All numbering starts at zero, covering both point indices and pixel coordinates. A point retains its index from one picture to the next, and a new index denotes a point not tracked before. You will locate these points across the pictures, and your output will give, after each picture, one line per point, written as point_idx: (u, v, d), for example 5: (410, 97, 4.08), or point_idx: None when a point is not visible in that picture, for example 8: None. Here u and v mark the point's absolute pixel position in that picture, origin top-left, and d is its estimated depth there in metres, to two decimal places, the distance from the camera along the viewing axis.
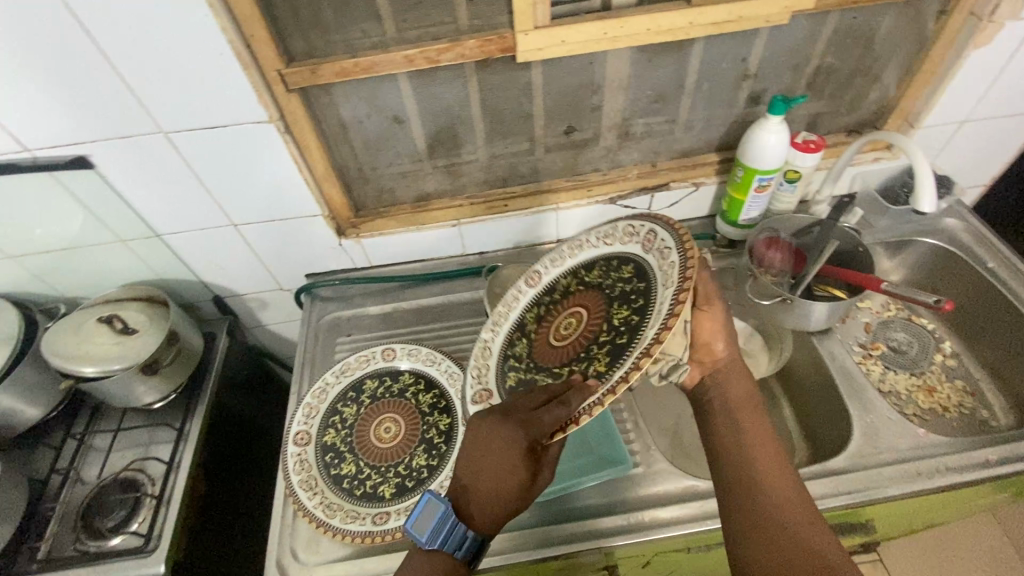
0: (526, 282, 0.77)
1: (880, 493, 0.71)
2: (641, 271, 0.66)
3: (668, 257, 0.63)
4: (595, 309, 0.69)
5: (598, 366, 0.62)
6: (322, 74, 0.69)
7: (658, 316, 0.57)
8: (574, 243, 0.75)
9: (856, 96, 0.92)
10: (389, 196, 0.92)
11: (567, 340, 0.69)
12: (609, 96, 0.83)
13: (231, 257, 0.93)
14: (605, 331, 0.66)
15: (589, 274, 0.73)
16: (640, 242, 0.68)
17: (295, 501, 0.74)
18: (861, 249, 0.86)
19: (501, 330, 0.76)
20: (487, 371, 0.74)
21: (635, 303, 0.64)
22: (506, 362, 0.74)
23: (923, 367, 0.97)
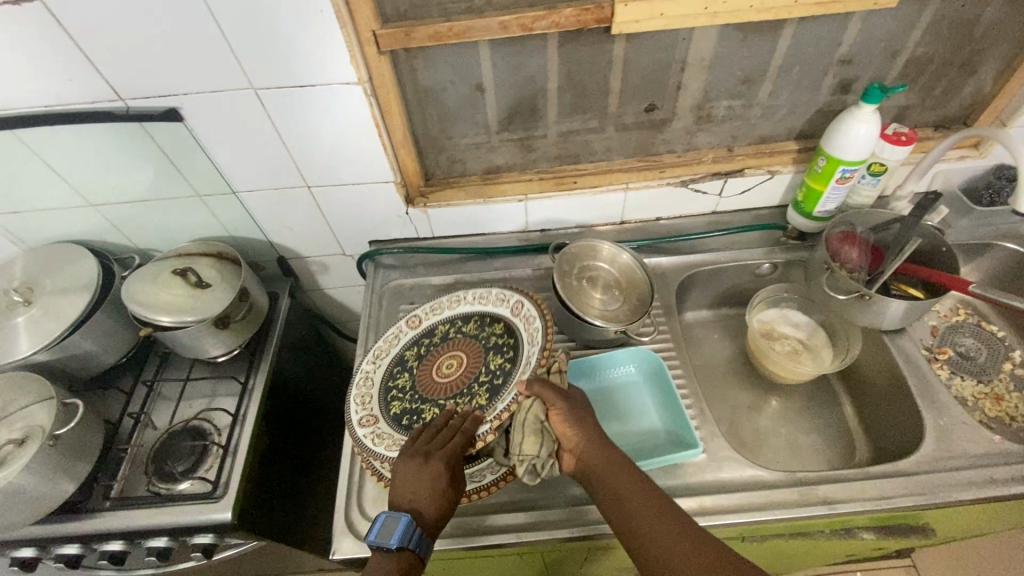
0: (408, 323, 0.86)
1: (953, 498, 0.70)
2: (511, 324, 0.79)
3: (533, 323, 0.75)
4: (472, 357, 0.78)
5: (478, 400, 0.72)
6: (414, 37, 0.69)
7: (527, 362, 0.71)
8: (453, 299, 0.85)
9: (949, 88, 0.89)
10: (460, 166, 0.91)
11: (446, 381, 0.77)
12: (695, 75, 0.81)
13: (300, 218, 0.94)
14: (481, 379, 0.75)
15: (466, 326, 0.83)
16: (510, 307, 0.80)
17: (369, 454, 0.73)
18: (944, 248, 0.83)
19: (382, 362, 0.83)
20: (371, 400, 0.79)
21: (507, 352, 0.76)
22: (388, 392, 0.79)
23: (992, 374, 0.94)
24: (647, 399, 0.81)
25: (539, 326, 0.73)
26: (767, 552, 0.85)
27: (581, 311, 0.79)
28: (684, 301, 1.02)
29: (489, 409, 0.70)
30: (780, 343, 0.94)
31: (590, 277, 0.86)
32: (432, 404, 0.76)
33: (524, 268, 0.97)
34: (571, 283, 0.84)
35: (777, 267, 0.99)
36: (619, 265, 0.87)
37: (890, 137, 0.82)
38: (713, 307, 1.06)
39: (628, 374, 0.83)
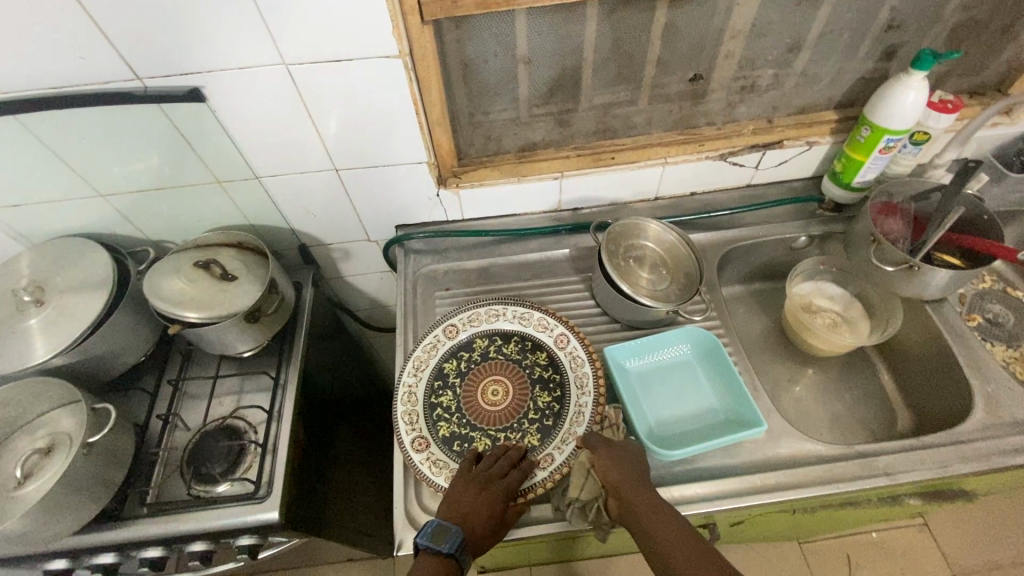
0: (445, 333, 0.83)
1: (1009, 462, 0.71)
2: (556, 357, 0.81)
3: (581, 366, 0.78)
4: (517, 383, 0.79)
5: (532, 439, 0.75)
6: (462, 5, 0.64)
7: (580, 412, 0.75)
8: (491, 310, 0.84)
9: (990, 52, 0.87)
10: (494, 145, 0.87)
11: (495, 405, 0.78)
12: (742, 42, 0.78)
13: (325, 203, 0.89)
14: (531, 410, 0.77)
15: (505, 346, 0.83)
16: (553, 337, 0.81)
17: (428, 482, 0.71)
18: (986, 217, 0.83)
19: (423, 376, 0.80)
20: (417, 418, 0.76)
21: (554, 389, 0.78)
22: (433, 410, 0.77)
23: (1022, 339, 0.95)
24: (701, 379, 0.81)
25: (588, 372, 0.77)
26: (813, 521, 0.87)
27: (632, 291, 0.78)
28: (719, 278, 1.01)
29: (545, 452, 0.73)
30: (819, 316, 0.94)
31: (636, 257, 0.84)
32: (481, 431, 0.76)
33: (559, 249, 0.95)
34: (619, 264, 0.83)
35: (813, 241, 0.98)
36: (663, 244, 0.85)
37: (935, 104, 0.81)
38: (746, 282, 1.05)
39: (680, 354, 0.83)
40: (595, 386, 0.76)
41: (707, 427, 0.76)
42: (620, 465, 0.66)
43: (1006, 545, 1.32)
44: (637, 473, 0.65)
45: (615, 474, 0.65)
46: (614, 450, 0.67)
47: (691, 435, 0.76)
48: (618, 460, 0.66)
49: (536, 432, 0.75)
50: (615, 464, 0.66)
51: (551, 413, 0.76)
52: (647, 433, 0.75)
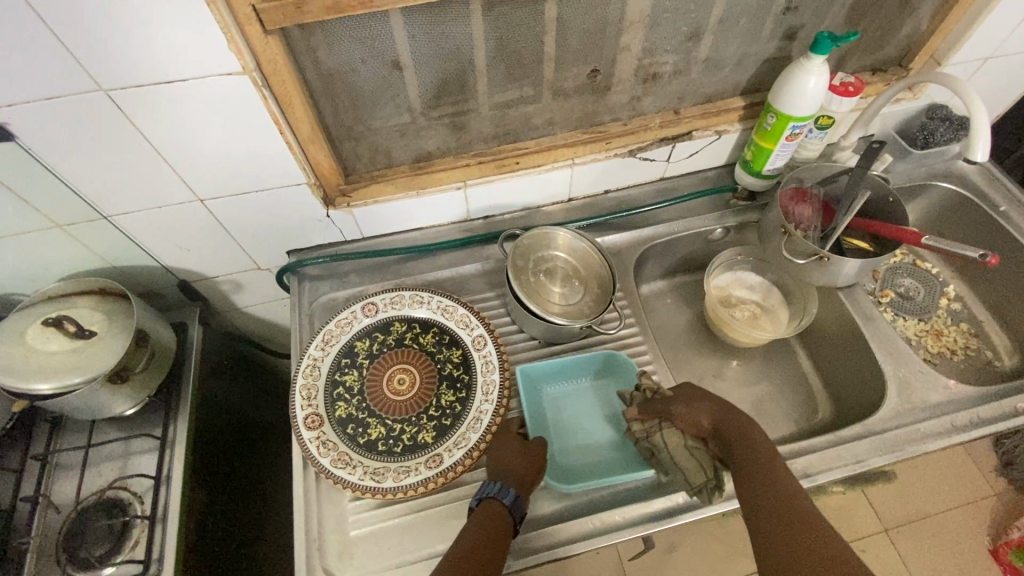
0: (362, 310, 0.79)
1: (920, 449, 0.71)
2: (469, 357, 0.77)
3: (490, 373, 0.75)
4: (428, 377, 0.76)
5: (426, 436, 0.72)
6: (308, 10, 0.54)
7: (477, 419, 0.72)
8: (415, 296, 0.80)
9: (888, 30, 0.85)
10: (384, 157, 0.79)
11: (399, 395, 0.74)
12: (638, 33, 0.73)
13: (197, 236, 0.78)
14: (434, 407, 0.74)
15: (422, 335, 0.79)
16: (471, 338, 0.78)
17: (312, 461, 0.68)
18: (891, 199, 0.82)
19: (332, 351, 0.76)
20: (316, 393, 0.73)
21: (460, 389, 0.75)
22: (335, 386, 0.74)
23: (931, 312, 0.97)
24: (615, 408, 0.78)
25: (495, 380, 0.74)
26: None
27: (541, 310, 0.73)
28: (639, 276, 0.97)
29: (432, 452, 0.70)
30: (739, 309, 0.92)
31: (547, 270, 0.79)
32: (378, 419, 0.72)
33: (470, 264, 0.88)
34: (529, 279, 0.77)
35: (730, 231, 0.96)
36: (574, 252, 0.81)
37: (837, 88, 0.79)
38: (668, 277, 1.01)
39: (598, 379, 0.81)
40: (499, 394, 0.73)
41: (609, 460, 0.74)
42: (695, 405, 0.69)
43: (929, 495, 1.39)
44: (745, 423, 0.66)
45: (705, 419, 0.68)
46: (694, 395, 0.70)
47: (593, 467, 0.74)
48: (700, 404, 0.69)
49: (431, 432, 0.72)
50: (711, 411, 0.68)
51: (451, 415, 0.73)
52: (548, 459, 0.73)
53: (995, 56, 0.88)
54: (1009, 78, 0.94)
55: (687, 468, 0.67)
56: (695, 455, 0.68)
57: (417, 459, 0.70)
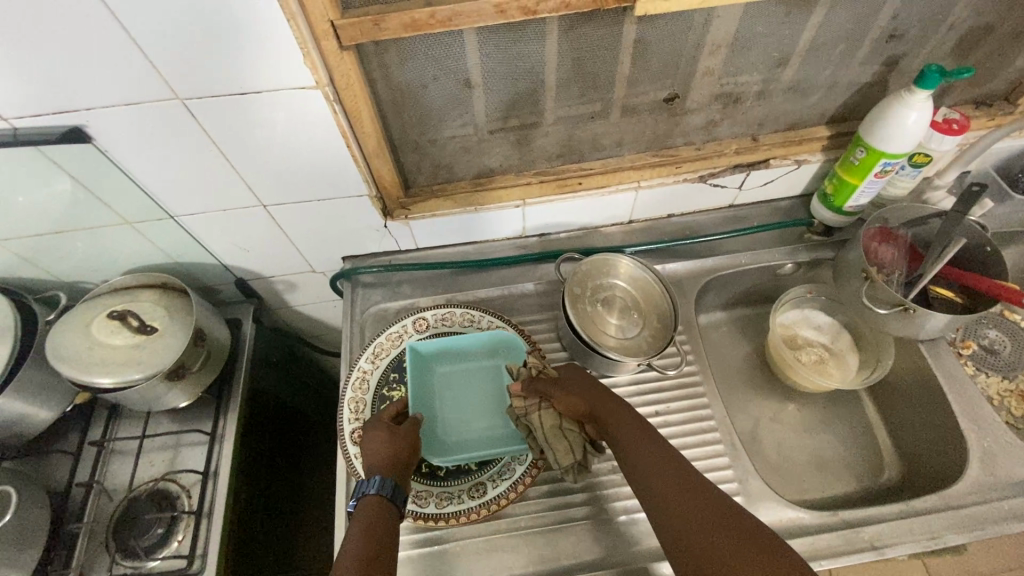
0: (414, 325, 0.78)
1: (1003, 529, 0.65)
2: None
3: None
4: None
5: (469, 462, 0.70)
6: (386, 27, 0.53)
7: (522, 450, 0.69)
8: (466, 314, 0.79)
9: (1003, 60, 0.77)
10: (445, 172, 0.77)
11: None
12: (724, 58, 0.68)
13: (257, 239, 0.79)
14: None
15: None
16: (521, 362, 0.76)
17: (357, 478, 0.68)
18: (988, 249, 0.75)
19: (382, 364, 0.75)
20: (364, 407, 0.73)
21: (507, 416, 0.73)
22: (382, 401, 0.73)
23: (1018, 370, 0.90)
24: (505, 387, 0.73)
25: None
26: None
27: (595, 342, 0.70)
28: (697, 306, 0.92)
29: (475, 480, 0.68)
30: (805, 352, 0.87)
31: (604, 298, 0.76)
32: None
33: (523, 283, 0.86)
34: (586, 308, 0.75)
35: (800, 266, 0.90)
36: (634, 281, 0.78)
37: (940, 125, 0.72)
38: (728, 308, 0.96)
39: (494, 359, 0.75)
40: None
41: (487, 437, 0.70)
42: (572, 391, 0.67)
43: None
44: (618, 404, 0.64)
45: (579, 402, 0.66)
46: (574, 380, 0.68)
47: (466, 447, 0.69)
48: (572, 387, 0.67)
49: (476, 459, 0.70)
50: (584, 394, 0.66)
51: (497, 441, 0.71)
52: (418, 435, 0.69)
53: None
54: None
55: (558, 450, 0.66)
56: (568, 434, 0.67)
57: (461, 485, 0.68)
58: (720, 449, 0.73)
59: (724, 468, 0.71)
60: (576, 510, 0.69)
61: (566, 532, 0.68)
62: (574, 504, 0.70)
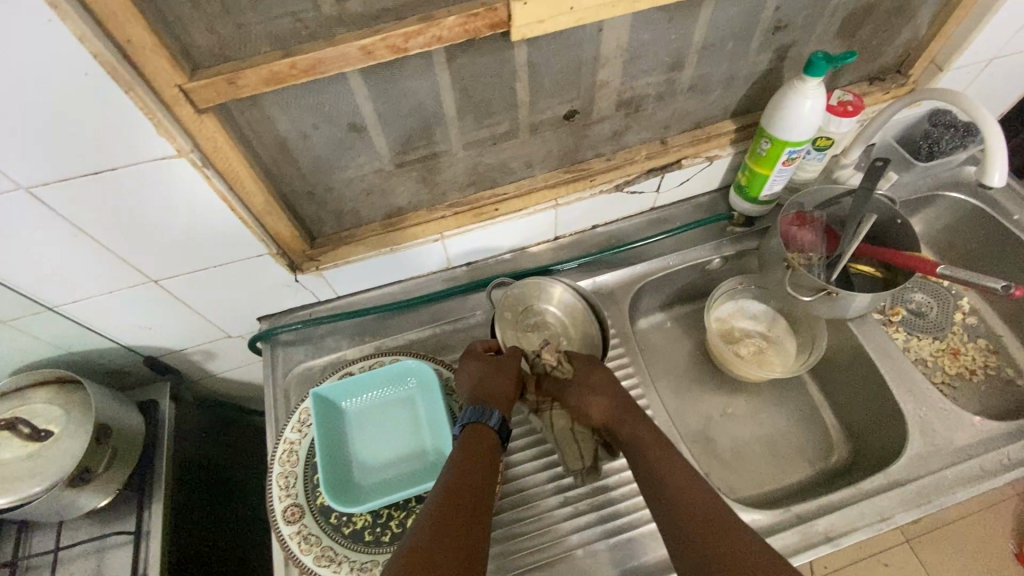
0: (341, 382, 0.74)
1: (948, 500, 0.66)
2: None
3: None
4: None
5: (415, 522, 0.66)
6: (244, 84, 0.48)
7: None
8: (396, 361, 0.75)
9: (887, 37, 0.79)
10: (351, 218, 0.73)
11: None
12: (617, 69, 0.66)
13: (158, 315, 0.73)
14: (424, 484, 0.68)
15: None
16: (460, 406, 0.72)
17: (295, 560, 0.63)
18: (899, 221, 0.76)
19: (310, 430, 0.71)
20: (295, 480, 0.68)
21: None
22: (314, 469, 0.68)
23: (946, 329, 0.93)
24: (435, 419, 0.69)
25: None
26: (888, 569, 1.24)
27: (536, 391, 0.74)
28: (635, 312, 0.92)
29: None
30: (743, 345, 0.87)
31: (533, 324, 0.78)
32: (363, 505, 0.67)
33: (456, 317, 0.82)
34: (516, 333, 0.77)
35: (728, 259, 0.90)
36: (564, 308, 0.78)
37: (836, 108, 0.73)
38: (667, 308, 0.96)
39: (407, 388, 0.72)
40: None
41: (408, 475, 0.66)
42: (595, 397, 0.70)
43: None
44: (633, 416, 0.68)
45: (601, 411, 0.69)
46: (596, 386, 0.70)
47: (384, 487, 0.65)
48: (596, 391, 0.70)
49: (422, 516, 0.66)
50: (604, 405, 0.69)
51: None
52: (331, 475, 0.64)
53: (998, 58, 0.83)
54: (1011, 77, 0.89)
55: (566, 452, 0.72)
56: (580, 438, 0.72)
57: None
58: None
59: None
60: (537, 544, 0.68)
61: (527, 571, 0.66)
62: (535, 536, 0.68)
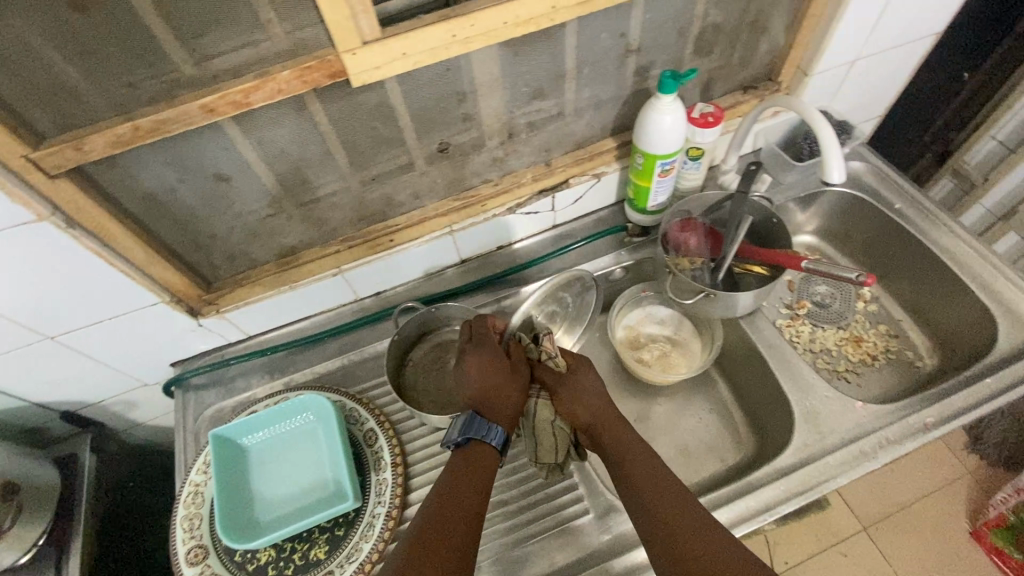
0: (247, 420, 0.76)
1: (828, 486, 0.69)
2: (363, 457, 0.73)
3: (382, 471, 0.72)
4: None
5: (318, 552, 0.67)
6: (91, 149, 0.52)
7: (369, 525, 0.68)
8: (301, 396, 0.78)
9: (748, 49, 0.84)
10: (245, 260, 0.76)
11: None
12: (478, 102, 0.70)
13: (63, 371, 0.75)
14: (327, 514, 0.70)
15: None
16: (363, 434, 0.75)
17: None
18: (775, 221, 0.81)
19: None
20: (200, 522, 0.69)
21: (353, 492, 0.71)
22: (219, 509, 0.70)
23: (849, 318, 0.96)
24: (334, 449, 0.71)
25: (387, 477, 0.71)
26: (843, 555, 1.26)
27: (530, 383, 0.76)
28: None
29: (324, 571, 0.66)
30: (648, 349, 0.90)
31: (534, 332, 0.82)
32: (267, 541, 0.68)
33: (366, 346, 0.85)
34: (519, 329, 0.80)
35: (631, 269, 0.93)
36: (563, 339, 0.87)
37: (697, 120, 0.77)
38: None
39: (309, 422, 0.74)
40: (392, 492, 0.70)
41: (308, 507, 0.68)
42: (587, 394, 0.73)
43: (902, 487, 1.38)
44: (621, 426, 0.71)
45: (588, 416, 0.72)
46: (587, 387, 0.74)
47: (284, 521, 0.67)
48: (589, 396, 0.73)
49: (324, 545, 0.67)
50: (596, 409, 0.72)
51: (345, 520, 0.69)
52: (231, 514, 0.66)
53: (859, 58, 0.88)
54: (879, 74, 0.94)
55: (543, 446, 0.73)
56: (558, 432, 0.73)
57: None
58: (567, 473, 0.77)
59: (570, 490, 0.75)
60: (525, 531, 0.72)
61: (522, 557, 0.70)
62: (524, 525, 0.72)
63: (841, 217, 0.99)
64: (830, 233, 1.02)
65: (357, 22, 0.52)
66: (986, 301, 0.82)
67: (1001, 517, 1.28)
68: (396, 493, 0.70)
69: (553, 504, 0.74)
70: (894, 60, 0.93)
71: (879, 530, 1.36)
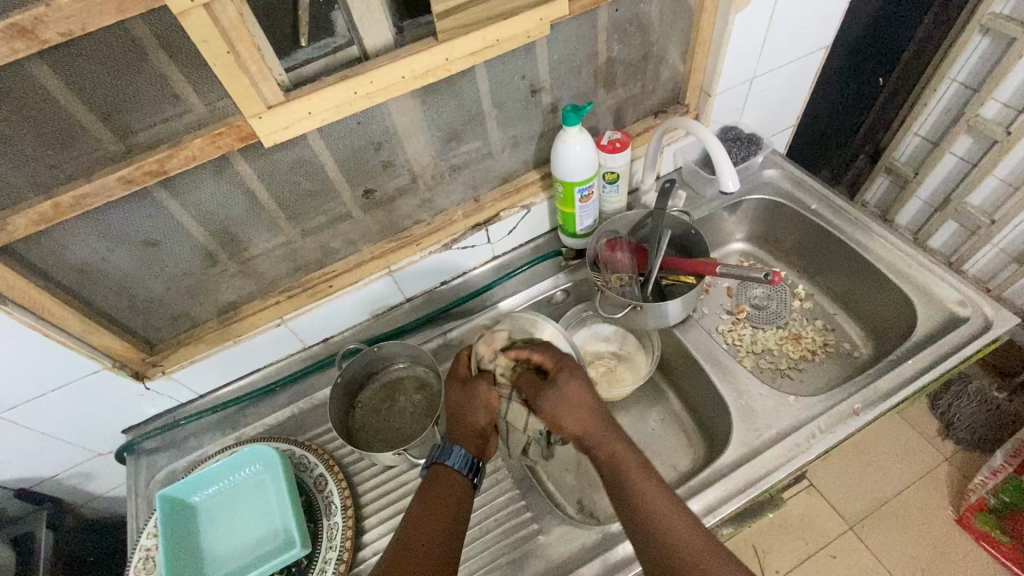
0: None
1: (767, 481, 0.70)
2: (313, 503, 0.74)
3: (332, 515, 0.73)
4: None
5: None
6: (14, 228, 0.55)
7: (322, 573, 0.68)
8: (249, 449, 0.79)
9: (652, 77, 0.90)
10: (186, 320, 0.78)
11: None
12: (396, 149, 0.75)
13: (11, 449, 0.75)
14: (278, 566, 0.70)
15: None
16: (314, 480, 0.76)
17: None
18: (693, 232, 0.86)
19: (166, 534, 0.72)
20: None
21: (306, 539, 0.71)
22: None
23: (786, 317, 1.00)
24: (282, 498, 0.72)
25: (337, 521, 0.72)
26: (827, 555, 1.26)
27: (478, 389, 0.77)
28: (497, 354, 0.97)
29: None
30: (595, 367, 0.92)
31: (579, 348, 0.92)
32: None
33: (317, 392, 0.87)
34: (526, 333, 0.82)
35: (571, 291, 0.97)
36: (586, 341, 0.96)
37: (606, 147, 0.83)
38: None
39: (257, 473, 0.75)
40: (342, 536, 0.70)
41: (257, 559, 0.68)
42: (570, 406, 0.67)
43: (882, 479, 1.38)
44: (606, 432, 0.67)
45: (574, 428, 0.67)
46: (570, 398, 0.68)
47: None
48: (571, 406, 0.67)
49: None
50: (578, 417, 0.67)
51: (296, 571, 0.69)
52: None
53: (757, 75, 0.95)
54: (782, 85, 1.01)
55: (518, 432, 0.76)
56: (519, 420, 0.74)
57: None
58: (518, 494, 0.77)
59: (524, 510, 0.75)
60: (504, 544, 0.73)
61: (507, 566, 0.71)
62: (508, 534, 0.74)
63: (766, 221, 1.04)
64: (761, 237, 1.07)
65: (258, 90, 0.56)
66: (903, 288, 0.87)
67: (983, 502, 1.26)
68: (346, 537, 0.70)
69: (506, 528, 0.74)
70: (793, 72, 1.00)
71: (866, 528, 1.32)
